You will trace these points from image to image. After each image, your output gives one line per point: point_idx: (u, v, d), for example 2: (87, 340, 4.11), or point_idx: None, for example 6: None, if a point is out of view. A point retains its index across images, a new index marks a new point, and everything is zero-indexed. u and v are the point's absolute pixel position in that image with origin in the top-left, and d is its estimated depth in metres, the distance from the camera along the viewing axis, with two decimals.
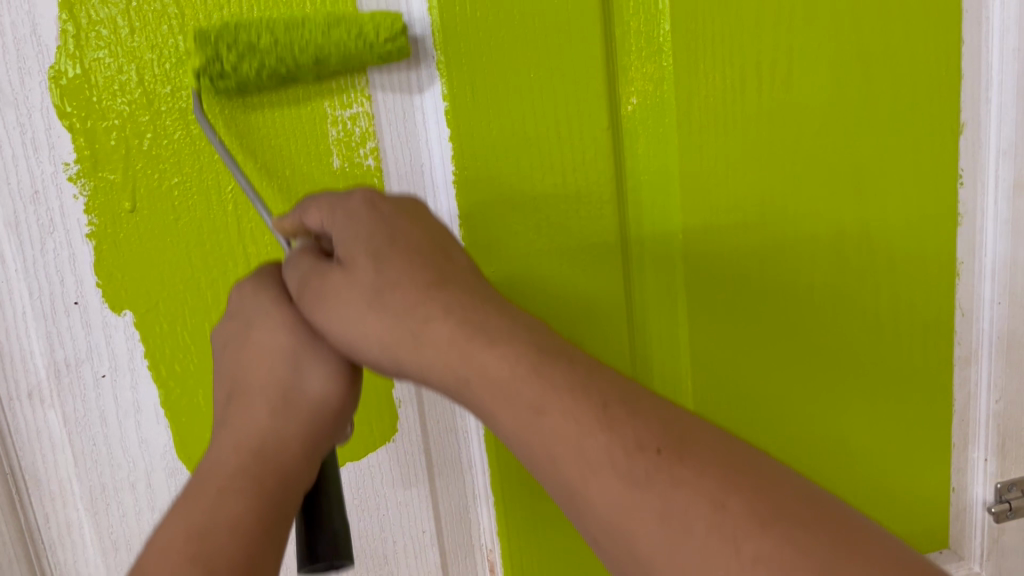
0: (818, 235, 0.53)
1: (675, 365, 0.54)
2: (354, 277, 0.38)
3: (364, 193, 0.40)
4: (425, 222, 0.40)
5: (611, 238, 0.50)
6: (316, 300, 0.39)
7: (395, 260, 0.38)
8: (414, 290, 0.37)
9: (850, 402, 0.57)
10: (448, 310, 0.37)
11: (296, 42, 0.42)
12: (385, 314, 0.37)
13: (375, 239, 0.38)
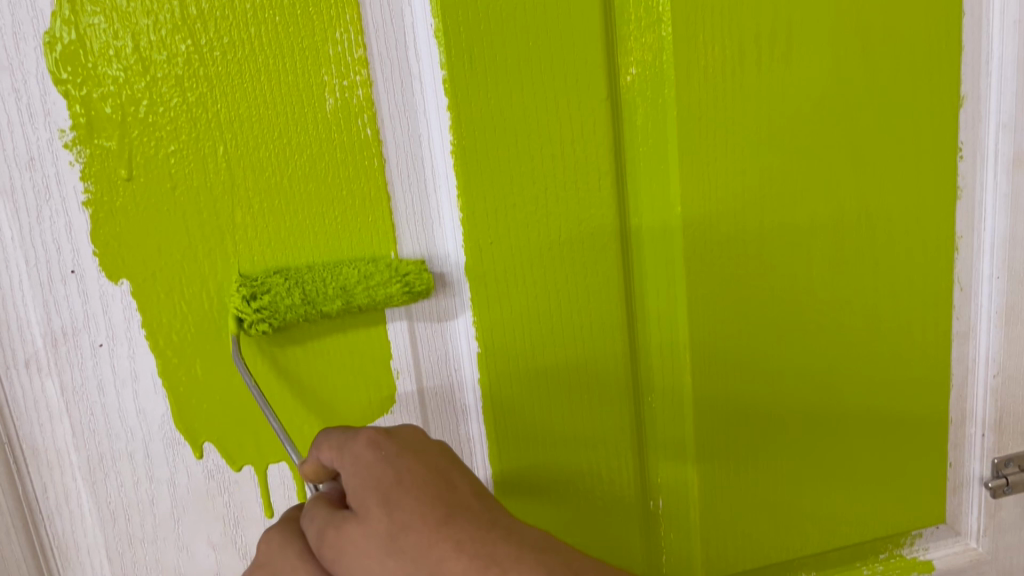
0: (817, 209, 0.53)
1: (672, 339, 0.54)
2: (370, 527, 0.40)
3: (369, 433, 0.42)
4: (425, 459, 0.42)
5: (610, 211, 0.50)
6: (331, 542, 0.40)
7: (405, 506, 0.40)
8: (427, 534, 0.40)
9: (848, 380, 0.57)
10: (457, 538, 0.39)
11: (328, 299, 0.45)
12: (403, 559, 0.39)
13: (382, 484, 0.41)
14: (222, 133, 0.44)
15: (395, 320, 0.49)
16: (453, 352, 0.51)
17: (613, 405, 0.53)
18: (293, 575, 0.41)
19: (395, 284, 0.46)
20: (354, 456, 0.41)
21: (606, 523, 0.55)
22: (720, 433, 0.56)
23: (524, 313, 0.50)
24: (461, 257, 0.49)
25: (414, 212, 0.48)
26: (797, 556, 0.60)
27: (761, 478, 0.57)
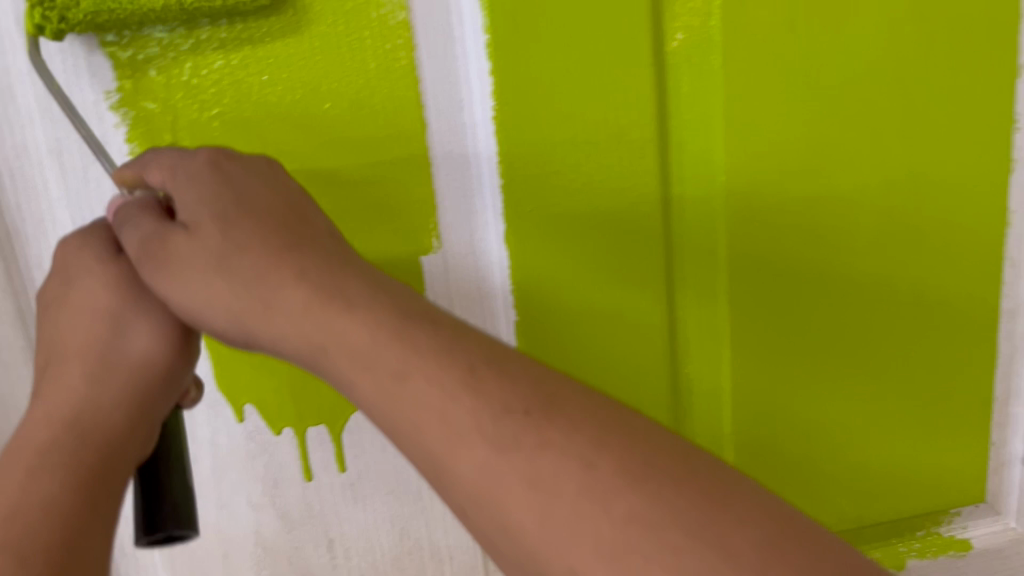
0: (865, 180, 0.52)
1: (714, 311, 0.53)
2: (197, 240, 0.37)
3: (209, 153, 0.39)
4: (273, 184, 0.40)
5: (652, 179, 0.49)
6: (155, 265, 0.38)
7: (242, 224, 0.38)
8: (281, 282, 0.36)
9: (891, 354, 0.56)
10: (317, 283, 0.36)
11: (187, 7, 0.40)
12: (237, 283, 0.36)
13: (219, 202, 0.38)
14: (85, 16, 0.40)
15: (435, 289, 0.50)
16: (492, 323, 0.51)
17: (650, 377, 0.53)
18: (95, 297, 0.40)
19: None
20: (214, 195, 0.38)
21: None
22: (757, 404, 0.55)
23: (563, 283, 0.50)
24: (500, 225, 0.49)
25: (454, 179, 0.48)
26: (832, 530, 0.59)
27: (797, 451, 0.57)
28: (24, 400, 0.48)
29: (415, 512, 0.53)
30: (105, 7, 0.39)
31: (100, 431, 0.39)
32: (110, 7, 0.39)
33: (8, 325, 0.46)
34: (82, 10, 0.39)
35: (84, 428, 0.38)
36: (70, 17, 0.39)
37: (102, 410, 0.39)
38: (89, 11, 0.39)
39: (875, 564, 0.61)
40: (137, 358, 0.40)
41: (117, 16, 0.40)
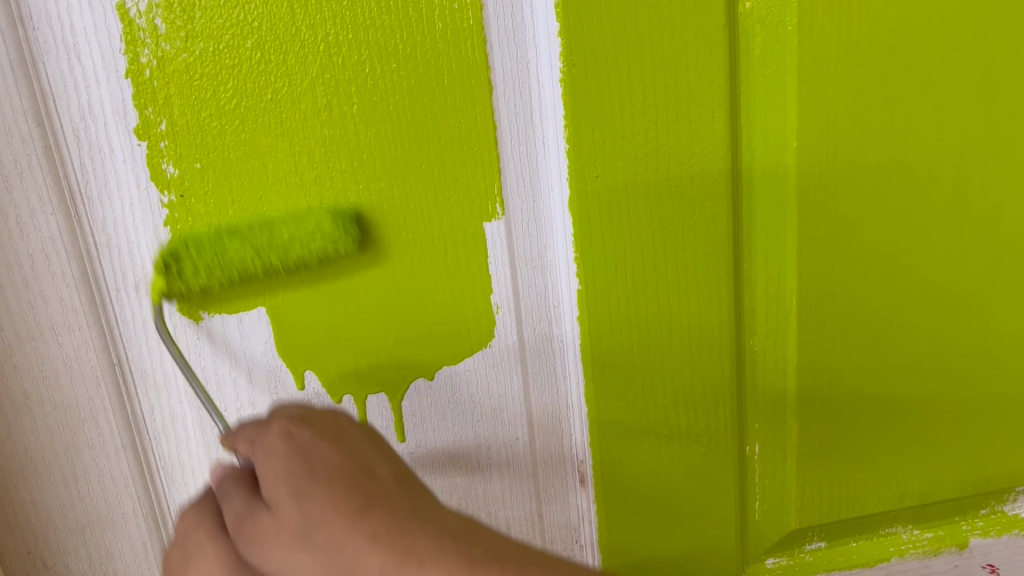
0: (940, 146, 0.50)
1: (780, 281, 0.52)
2: (280, 521, 0.36)
3: (281, 426, 0.39)
4: (345, 446, 0.38)
5: (722, 145, 0.48)
6: (243, 540, 0.37)
7: (315, 493, 0.36)
8: (335, 525, 0.35)
9: (960, 329, 0.54)
10: (376, 531, 0.34)
11: (274, 254, 0.44)
12: (318, 555, 0.34)
13: (291, 479, 0.36)
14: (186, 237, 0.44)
15: (497, 257, 0.48)
16: (554, 293, 0.50)
17: (714, 351, 0.52)
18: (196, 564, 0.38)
19: (328, 225, 0.44)
20: (265, 448, 0.38)
21: (702, 468, 0.54)
22: (822, 377, 0.54)
23: (629, 252, 0.49)
24: (564, 190, 0.48)
25: (519, 143, 0.47)
26: (895, 508, 0.58)
27: (862, 426, 0.56)
28: (86, 365, 0.46)
29: (472, 484, 0.53)
30: (212, 244, 0.43)
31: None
32: (221, 258, 0.43)
33: (71, 285, 0.44)
34: (202, 265, 0.43)
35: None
36: (180, 264, 0.43)
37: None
38: (196, 265, 0.43)
39: (939, 542, 0.60)
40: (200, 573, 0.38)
41: (226, 240, 0.43)
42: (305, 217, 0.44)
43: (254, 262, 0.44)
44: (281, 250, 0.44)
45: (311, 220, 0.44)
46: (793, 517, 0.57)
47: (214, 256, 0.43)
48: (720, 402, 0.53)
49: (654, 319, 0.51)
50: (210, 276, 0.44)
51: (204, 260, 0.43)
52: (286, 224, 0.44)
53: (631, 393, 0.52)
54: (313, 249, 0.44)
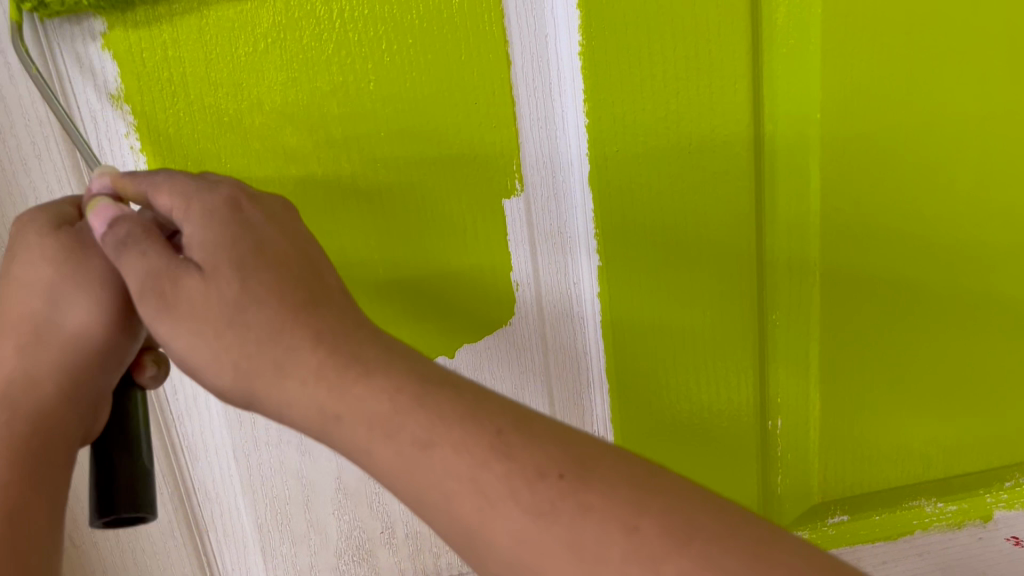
0: (968, 115, 0.49)
1: (803, 255, 0.51)
2: (213, 289, 0.34)
3: (229, 189, 0.37)
4: (288, 232, 0.37)
5: (744, 117, 0.47)
6: (162, 312, 0.34)
7: (258, 276, 0.34)
8: (271, 329, 0.33)
9: (986, 302, 0.54)
10: (337, 343, 0.33)
11: None
12: (247, 333, 0.33)
13: (230, 248, 0.35)
14: None
15: (517, 234, 0.48)
16: (574, 272, 0.49)
17: (734, 326, 0.52)
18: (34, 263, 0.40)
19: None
20: (203, 206, 0.36)
21: (721, 442, 0.54)
22: (845, 350, 0.54)
23: (650, 226, 0.49)
24: (584, 165, 0.47)
25: (537, 118, 0.46)
26: (919, 480, 0.58)
27: (886, 399, 0.55)
28: None
29: None
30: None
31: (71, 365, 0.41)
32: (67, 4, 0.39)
33: None
34: None
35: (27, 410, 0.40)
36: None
37: (66, 338, 0.40)
38: (46, 1, 0.38)
39: (962, 515, 0.59)
40: (75, 328, 0.40)
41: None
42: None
43: None
44: None
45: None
46: (816, 490, 0.57)
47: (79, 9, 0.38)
48: (741, 377, 0.53)
49: (678, 290, 0.50)
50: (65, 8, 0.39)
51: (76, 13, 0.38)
52: None
53: (654, 366, 0.52)
54: None
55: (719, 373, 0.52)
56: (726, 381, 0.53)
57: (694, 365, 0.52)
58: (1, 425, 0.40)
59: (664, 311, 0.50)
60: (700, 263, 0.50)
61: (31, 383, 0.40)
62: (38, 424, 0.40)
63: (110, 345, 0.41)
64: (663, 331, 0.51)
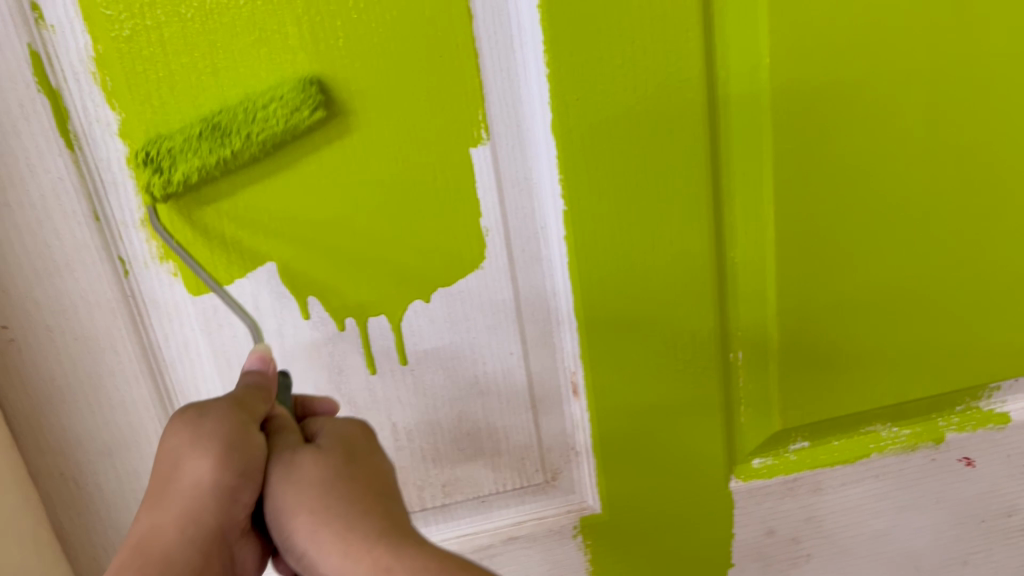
0: (910, 60, 0.52)
1: (758, 193, 0.54)
2: (311, 476, 0.43)
3: (356, 442, 0.46)
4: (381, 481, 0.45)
5: (697, 63, 0.50)
6: (280, 471, 0.43)
7: (351, 490, 0.43)
8: (363, 518, 0.42)
9: (931, 237, 0.57)
10: (346, 549, 0.41)
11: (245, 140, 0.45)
12: (335, 508, 0.42)
13: (348, 471, 0.44)
14: (146, 140, 0.45)
15: (485, 182, 0.50)
16: (541, 217, 0.52)
17: (694, 264, 0.55)
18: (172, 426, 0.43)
19: (295, 91, 0.45)
20: (332, 448, 0.45)
21: (685, 375, 0.57)
22: (801, 286, 0.56)
23: (612, 171, 0.51)
24: (547, 115, 0.49)
25: (502, 70, 0.48)
26: (874, 406, 0.61)
27: (840, 331, 0.58)
28: (102, 298, 0.48)
29: (471, 396, 0.55)
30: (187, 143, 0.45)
31: (200, 512, 0.42)
32: (186, 154, 0.45)
33: (84, 225, 0.47)
34: (186, 166, 0.45)
35: (184, 488, 0.42)
36: (155, 155, 0.45)
37: (193, 486, 0.42)
38: (177, 175, 0.45)
39: (916, 438, 0.63)
40: (194, 483, 0.42)
41: (196, 128, 0.45)
42: (268, 92, 0.45)
43: (241, 139, 0.45)
44: (258, 114, 0.45)
45: (281, 91, 0.45)
46: (777, 418, 0.60)
47: (186, 157, 0.45)
48: (702, 313, 0.56)
49: (641, 232, 0.53)
50: (190, 178, 0.45)
51: (185, 164, 0.45)
52: (247, 104, 0.45)
53: (620, 304, 0.55)
54: (288, 117, 0.45)
55: (682, 308, 0.56)
56: (689, 316, 0.56)
57: (657, 302, 0.55)
58: (152, 538, 0.41)
59: (628, 252, 0.53)
60: (660, 206, 0.53)
61: (153, 535, 0.41)
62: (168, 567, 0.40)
63: (226, 490, 0.42)
64: (626, 271, 0.54)
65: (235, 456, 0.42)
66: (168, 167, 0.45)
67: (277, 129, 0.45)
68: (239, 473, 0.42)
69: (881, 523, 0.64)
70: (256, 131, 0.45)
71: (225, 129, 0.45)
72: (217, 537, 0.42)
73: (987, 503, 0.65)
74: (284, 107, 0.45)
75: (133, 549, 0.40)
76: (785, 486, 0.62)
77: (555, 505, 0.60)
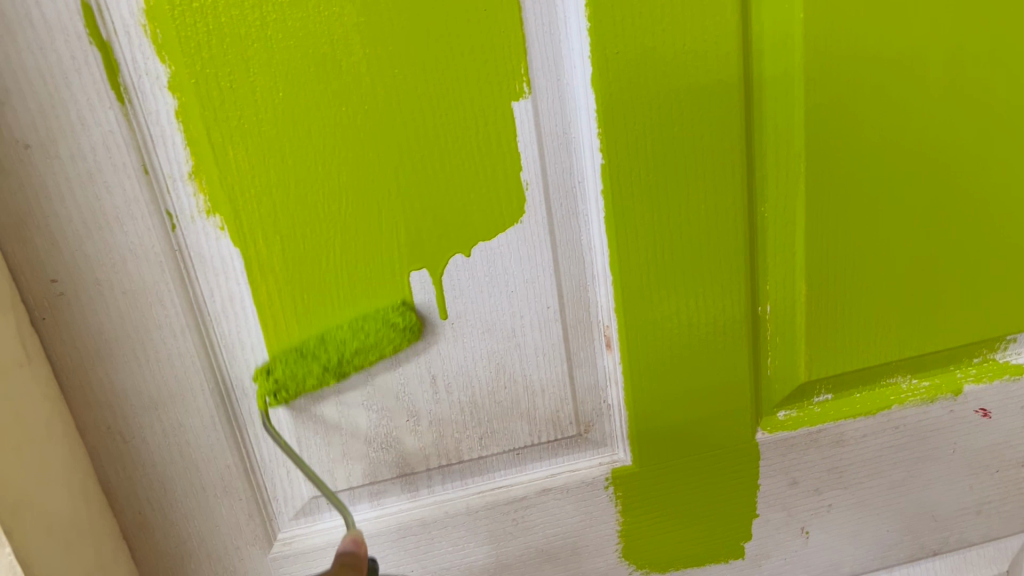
0: (939, 15, 0.53)
1: (789, 148, 0.55)
2: None
3: None
4: None
5: (734, 17, 0.51)
6: None
7: None
8: None
9: (955, 191, 0.58)
10: None
11: (352, 359, 0.52)
12: None
13: None
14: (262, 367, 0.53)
15: (526, 136, 0.51)
16: (578, 171, 0.53)
17: (726, 219, 0.56)
18: None
19: (387, 317, 0.53)
20: None
21: (715, 329, 0.59)
22: (828, 241, 0.58)
23: (650, 125, 0.52)
24: (587, 69, 0.50)
25: (544, 24, 0.49)
26: (895, 359, 0.63)
27: (865, 284, 0.60)
28: (150, 252, 0.49)
29: (508, 349, 0.56)
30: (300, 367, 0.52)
31: None
32: (301, 383, 0.53)
33: (133, 178, 0.47)
34: (299, 390, 0.53)
35: None
36: (275, 391, 0.53)
37: None
38: (293, 388, 0.53)
39: (935, 389, 0.65)
40: None
41: (309, 364, 0.52)
42: (370, 302, 0.53)
43: (343, 370, 0.53)
44: (356, 361, 0.53)
45: (372, 318, 0.53)
46: (803, 370, 0.62)
47: (299, 385, 0.53)
48: (734, 268, 0.57)
49: (675, 186, 0.54)
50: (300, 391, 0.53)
51: (300, 388, 0.53)
52: (342, 332, 0.52)
53: (654, 258, 0.56)
54: (384, 349, 0.53)
55: (713, 263, 0.57)
56: (720, 270, 0.57)
57: (690, 257, 0.56)
58: None
59: (663, 206, 0.54)
60: (696, 160, 0.54)
61: None
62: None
63: None
64: (660, 225, 0.55)
65: None
66: (283, 395, 0.53)
67: (378, 349, 0.53)
68: None
69: (900, 474, 0.66)
70: (360, 352, 0.52)
71: (334, 356, 0.52)
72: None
73: (1001, 453, 0.67)
74: (382, 338, 0.53)
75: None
76: (809, 437, 0.63)
77: (587, 458, 0.62)
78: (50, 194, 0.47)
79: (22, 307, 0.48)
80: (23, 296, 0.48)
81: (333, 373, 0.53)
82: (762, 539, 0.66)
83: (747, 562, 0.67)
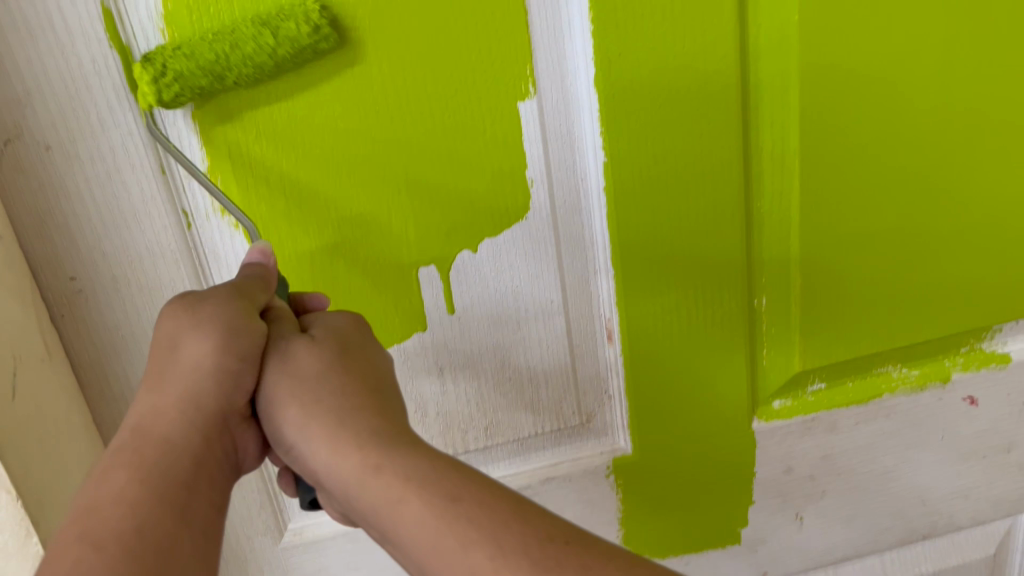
0: (929, 16, 0.55)
1: (783, 145, 0.57)
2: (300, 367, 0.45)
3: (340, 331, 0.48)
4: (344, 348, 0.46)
5: (732, 20, 0.52)
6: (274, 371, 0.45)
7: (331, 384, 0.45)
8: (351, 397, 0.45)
9: (944, 186, 0.60)
10: (332, 440, 0.43)
11: (246, 49, 0.45)
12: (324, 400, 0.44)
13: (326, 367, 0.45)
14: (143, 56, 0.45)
15: (531, 136, 0.53)
16: (581, 170, 0.55)
17: (725, 214, 0.57)
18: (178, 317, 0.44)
19: (297, 21, 0.45)
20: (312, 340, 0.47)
21: (712, 320, 0.61)
22: (822, 235, 0.60)
23: (650, 124, 0.54)
24: (592, 71, 0.52)
25: (549, 26, 0.51)
26: (886, 349, 0.65)
27: (856, 276, 0.62)
28: (166, 250, 0.50)
29: (513, 342, 0.58)
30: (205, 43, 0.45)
31: (199, 394, 0.44)
32: (185, 68, 0.44)
33: (151, 178, 0.48)
34: (188, 81, 0.45)
35: (181, 374, 0.44)
36: (154, 58, 0.45)
37: (188, 370, 0.44)
38: (176, 75, 0.45)
39: (924, 378, 0.67)
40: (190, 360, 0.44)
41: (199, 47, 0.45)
42: (269, 20, 0.45)
43: (233, 49, 0.45)
44: (255, 40, 0.45)
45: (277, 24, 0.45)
46: (798, 360, 0.64)
47: (186, 74, 0.45)
48: (732, 262, 0.59)
49: (675, 183, 0.56)
50: (189, 86, 0.45)
51: (188, 75, 0.45)
52: (241, 30, 0.45)
53: (654, 253, 0.57)
54: (285, 40, 0.45)
55: (711, 257, 0.59)
56: (717, 264, 0.59)
57: (689, 250, 0.58)
58: (153, 418, 0.43)
59: (664, 203, 0.56)
60: (695, 157, 0.55)
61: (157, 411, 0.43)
62: (169, 448, 0.42)
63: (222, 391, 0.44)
64: (660, 220, 0.57)
65: (233, 340, 0.44)
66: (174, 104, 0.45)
67: (280, 43, 0.45)
68: (237, 359, 0.44)
69: (891, 460, 0.69)
70: (255, 39, 0.45)
71: (227, 45, 0.45)
72: (218, 417, 0.44)
73: (987, 440, 0.70)
74: (284, 41, 0.45)
75: (136, 429, 0.42)
76: (803, 425, 0.66)
77: (590, 447, 0.63)
78: (70, 193, 0.48)
79: (43, 304, 0.49)
80: (44, 294, 0.49)
81: (227, 47, 0.45)
82: (758, 525, 0.68)
83: (744, 547, 0.69)
